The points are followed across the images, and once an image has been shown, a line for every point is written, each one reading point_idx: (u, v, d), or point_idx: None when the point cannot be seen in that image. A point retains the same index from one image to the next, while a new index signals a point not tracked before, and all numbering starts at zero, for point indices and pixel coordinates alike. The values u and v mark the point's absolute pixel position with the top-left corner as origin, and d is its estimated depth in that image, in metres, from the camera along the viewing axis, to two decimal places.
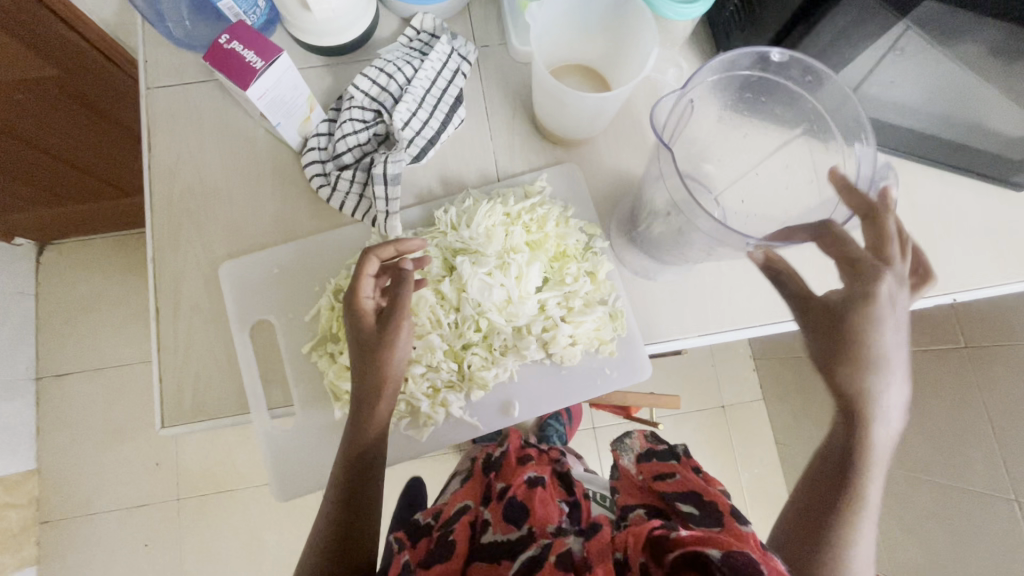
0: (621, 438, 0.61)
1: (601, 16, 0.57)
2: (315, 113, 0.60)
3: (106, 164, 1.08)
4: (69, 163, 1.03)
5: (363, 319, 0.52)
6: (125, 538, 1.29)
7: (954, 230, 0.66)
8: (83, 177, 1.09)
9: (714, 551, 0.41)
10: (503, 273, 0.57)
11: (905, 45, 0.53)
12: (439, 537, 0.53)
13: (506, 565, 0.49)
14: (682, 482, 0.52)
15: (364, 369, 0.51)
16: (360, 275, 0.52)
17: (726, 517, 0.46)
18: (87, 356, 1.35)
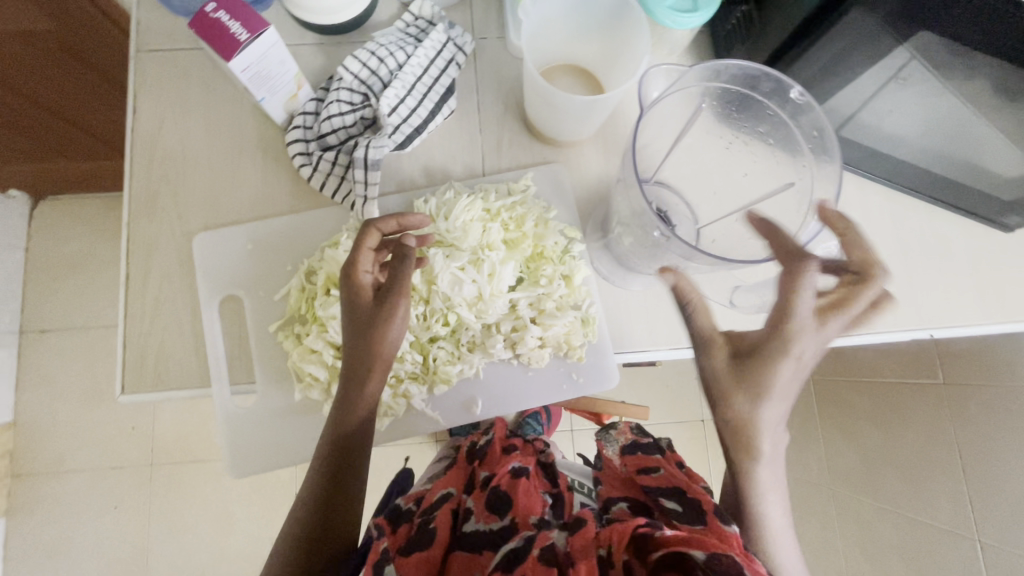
0: (609, 432, 0.64)
1: (599, 18, 0.56)
2: (303, 91, 0.60)
3: (105, 125, 1.08)
4: (66, 120, 1.03)
5: (361, 293, 0.52)
6: (94, 498, 1.29)
7: (938, 266, 0.65)
8: (80, 135, 1.09)
9: (697, 554, 0.41)
10: (475, 269, 0.57)
11: (907, 75, 0.52)
12: (420, 526, 0.55)
13: (487, 554, 0.53)
14: (665, 476, 0.53)
15: (358, 343, 0.51)
16: (361, 248, 0.51)
17: (709, 516, 0.46)
18: (72, 314, 1.35)
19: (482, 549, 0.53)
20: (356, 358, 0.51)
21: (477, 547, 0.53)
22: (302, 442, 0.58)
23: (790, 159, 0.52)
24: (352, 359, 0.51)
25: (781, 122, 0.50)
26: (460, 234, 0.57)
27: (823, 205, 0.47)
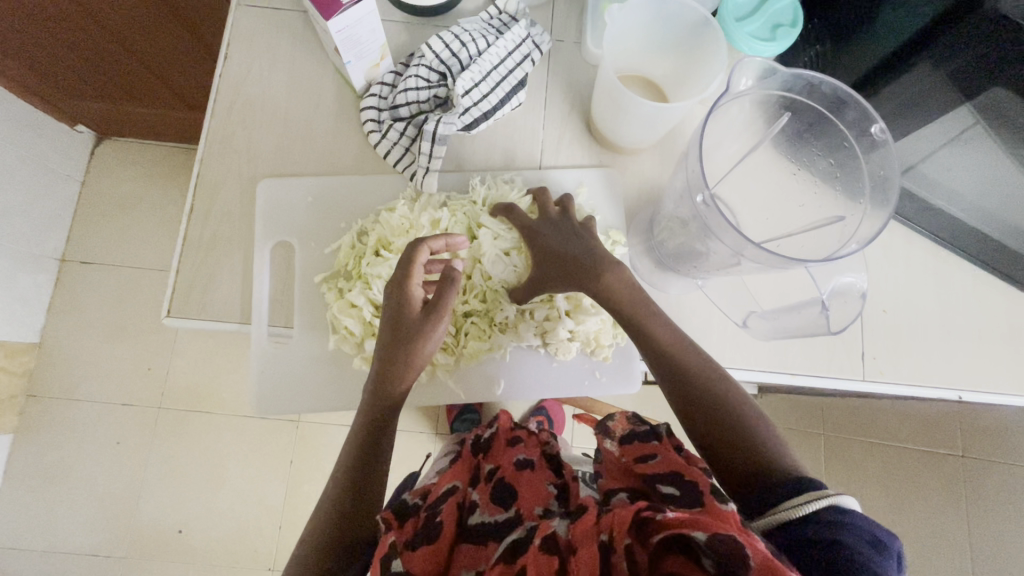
0: (603, 421, 0.62)
1: (677, 35, 0.58)
2: (385, 62, 0.63)
3: (182, 79, 1.13)
4: (148, 68, 1.08)
5: (408, 305, 0.53)
6: (100, 430, 1.32)
7: (976, 329, 0.64)
8: (157, 84, 1.15)
9: (698, 534, 0.41)
10: (509, 254, 0.60)
11: (970, 137, 0.54)
12: (426, 518, 0.52)
13: (493, 546, 0.51)
14: (664, 463, 0.53)
15: (395, 351, 0.52)
16: (414, 263, 0.53)
17: (708, 498, 0.45)
18: (113, 250, 1.40)
19: (487, 540, 0.51)
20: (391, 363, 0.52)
21: (483, 537, 0.52)
22: (327, 391, 0.60)
23: (849, 197, 0.52)
24: (382, 363, 0.53)
25: (853, 156, 0.51)
26: (496, 220, 0.59)
27: (867, 235, 0.47)
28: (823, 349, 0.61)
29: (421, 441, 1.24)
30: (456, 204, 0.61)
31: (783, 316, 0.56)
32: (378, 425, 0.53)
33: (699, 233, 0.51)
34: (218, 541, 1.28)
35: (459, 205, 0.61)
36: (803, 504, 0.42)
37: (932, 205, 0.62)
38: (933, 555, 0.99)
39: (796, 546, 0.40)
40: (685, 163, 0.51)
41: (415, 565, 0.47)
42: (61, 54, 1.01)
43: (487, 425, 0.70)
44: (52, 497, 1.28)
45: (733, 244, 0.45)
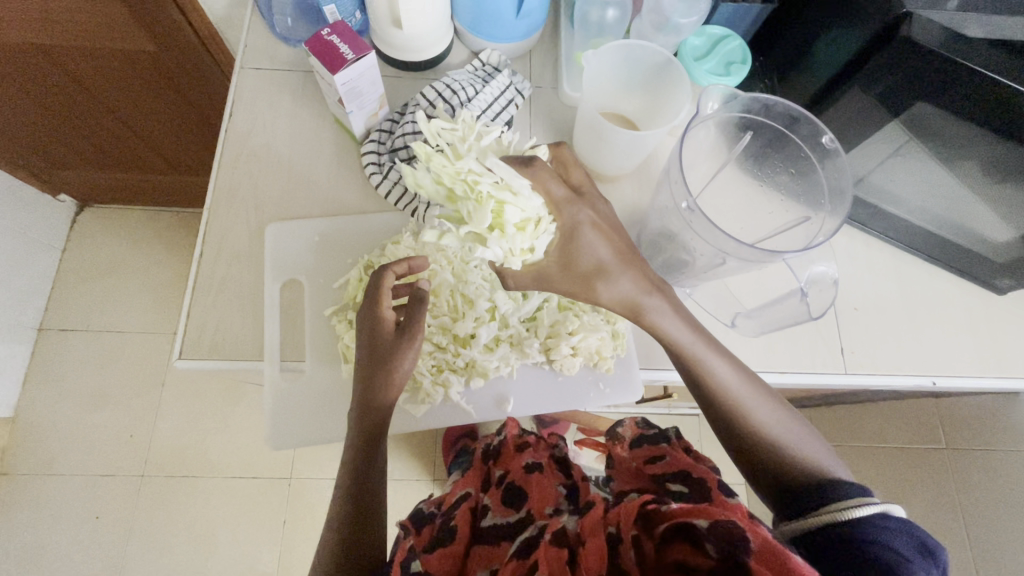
0: (615, 428, 0.67)
1: (646, 72, 0.66)
2: (382, 111, 0.68)
3: (171, 144, 1.17)
4: (136, 132, 1.12)
5: (380, 330, 0.55)
6: (78, 505, 1.25)
7: (937, 318, 0.71)
8: (146, 149, 1.18)
9: (699, 521, 0.45)
10: (526, 232, 0.48)
11: (909, 151, 0.61)
12: (441, 523, 0.58)
13: (505, 545, 0.56)
14: (671, 462, 0.58)
15: (371, 368, 0.55)
16: (381, 289, 0.56)
17: (715, 493, 0.52)
18: (95, 317, 1.38)
19: (499, 541, 0.57)
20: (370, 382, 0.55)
21: (495, 539, 0.57)
22: (341, 420, 0.61)
23: (812, 202, 0.59)
24: (366, 384, 0.55)
25: (811, 165, 0.58)
26: (518, 180, 0.45)
27: (830, 229, 0.54)
28: (806, 346, 0.66)
29: (420, 488, 1.22)
30: (439, 160, 0.47)
31: (768, 311, 0.63)
32: (372, 437, 0.55)
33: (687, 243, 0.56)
34: None
35: (442, 162, 0.48)
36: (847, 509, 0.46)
37: (884, 211, 0.69)
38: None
39: (838, 540, 0.45)
40: (667, 178, 0.56)
41: (431, 566, 0.52)
42: (53, 120, 1.05)
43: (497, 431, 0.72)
44: None
45: (723, 244, 0.50)
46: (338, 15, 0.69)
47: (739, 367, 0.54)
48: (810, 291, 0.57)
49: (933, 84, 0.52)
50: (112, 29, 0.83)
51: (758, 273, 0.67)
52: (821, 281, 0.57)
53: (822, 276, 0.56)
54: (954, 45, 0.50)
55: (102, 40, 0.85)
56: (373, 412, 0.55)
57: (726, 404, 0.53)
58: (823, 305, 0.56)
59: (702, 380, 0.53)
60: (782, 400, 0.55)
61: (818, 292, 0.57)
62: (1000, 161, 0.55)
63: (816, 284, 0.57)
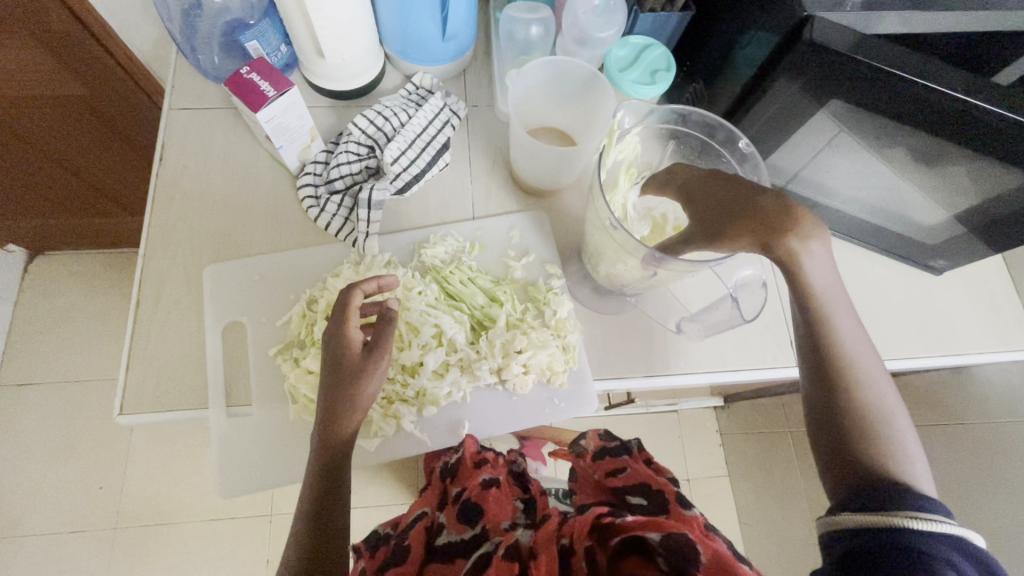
0: (578, 441, 0.66)
1: (574, 88, 0.66)
2: (315, 143, 0.68)
3: (118, 185, 1.14)
4: (77, 176, 1.08)
5: (347, 351, 0.53)
6: (48, 566, 1.17)
7: (878, 302, 0.73)
8: (92, 193, 1.15)
9: (654, 535, 0.46)
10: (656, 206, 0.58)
11: (839, 142, 0.62)
12: (395, 544, 0.60)
13: (459, 563, 0.57)
14: (633, 475, 0.58)
15: (336, 394, 0.53)
16: (349, 307, 0.54)
17: (671, 506, 0.53)
18: (53, 368, 1.31)
19: (454, 558, 0.57)
20: (333, 410, 0.53)
21: (449, 557, 0.58)
22: (296, 459, 0.60)
23: None
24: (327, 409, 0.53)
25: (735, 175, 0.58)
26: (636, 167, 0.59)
27: None
28: (757, 340, 0.66)
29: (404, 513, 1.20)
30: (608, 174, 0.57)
31: (709, 315, 0.64)
32: (331, 471, 0.53)
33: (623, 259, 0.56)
34: None
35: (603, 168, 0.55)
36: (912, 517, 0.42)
37: (819, 203, 0.71)
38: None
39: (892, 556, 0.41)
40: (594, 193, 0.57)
41: None
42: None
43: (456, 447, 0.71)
44: None
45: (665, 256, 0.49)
46: (261, 51, 0.67)
47: (869, 347, 0.49)
48: (741, 296, 0.61)
49: (846, 82, 0.54)
50: (39, 76, 0.81)
51: (698, 277, 0.68)
52: (746, 286, 0.60)
53: (750, 281, 0.60)
54: (859, 44, 0.51)
55: (28, 87, 0.82)
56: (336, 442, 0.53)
57: (840, 377, 0.48)
58: (756, 308, 0.59)
59: (826, 344, 0.49)
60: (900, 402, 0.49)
61: (748, 296, 0.60)
62: (915, 152, 0.57)
63: (745, 289, 0.61)
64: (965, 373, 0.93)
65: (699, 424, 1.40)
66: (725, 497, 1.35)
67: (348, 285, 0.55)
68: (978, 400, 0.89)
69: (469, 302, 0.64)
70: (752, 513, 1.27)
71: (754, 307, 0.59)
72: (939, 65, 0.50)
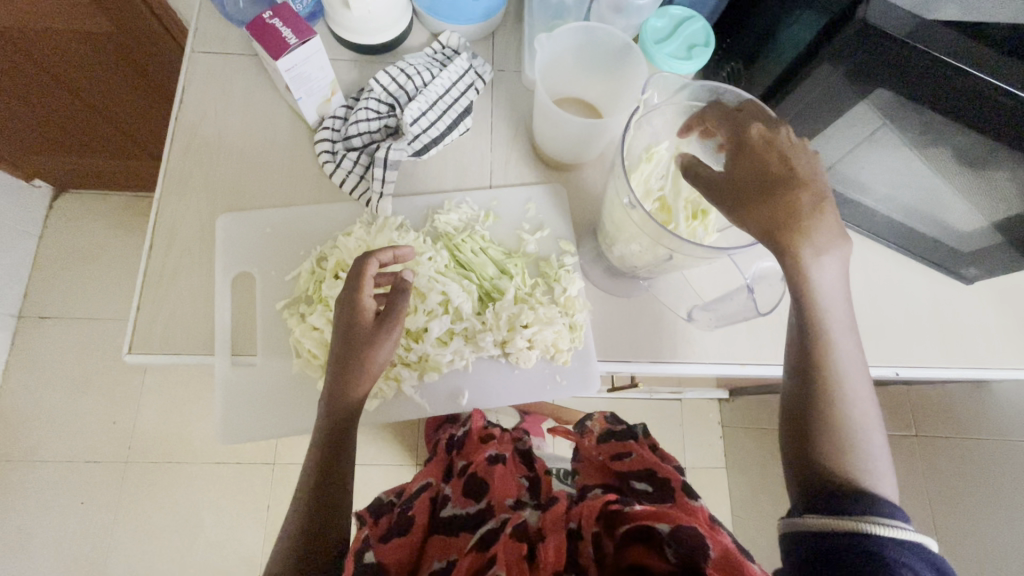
0: (584, 421, 0.67)
1: (604, 59, 0.63)
2: (335, 97, 0.66)
3: (146, 129, 1.13)
4: (107, 117, 1.08)
5: (358, 319, 0.54)
6: (63, 491, 1.22)
7: (901, 307, 0.70)
8: (121, 136, 1.15)
9: (663, 526, 0.46)
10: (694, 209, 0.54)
11: (879, 137, 0.59)
12: (399, 513, 0.57)
13: (464, 535, 0.56)
14: (639, 460, 0.58)
15: (346, 360, 0.53)
16: (363, 276, 0.54)
17: (677, 494, 0.53)
18: (75, 303, 1.33)
19: (459, 531, 0.56)
20: (345, 374, 0.53)
21: (454, 530, 0.56)
22: (297, 412, 0.61)
23: None
24: (339, 372, 0.54)
25: None
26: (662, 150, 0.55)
27: None
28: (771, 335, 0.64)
29: (402, 473, 1.22)
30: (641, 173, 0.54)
31: (723, 305, 0.63)
32: (338, 435, 0.54)
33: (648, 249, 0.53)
34: None
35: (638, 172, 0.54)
36: (866, 521, 0.42)
37: (852, 200, 0.68)
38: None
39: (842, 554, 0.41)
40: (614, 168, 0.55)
41: (388, 557, 0.52)
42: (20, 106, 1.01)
43: (461, 423, 0.72)
44: (12, 569, 1.17)
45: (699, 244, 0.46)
46: None
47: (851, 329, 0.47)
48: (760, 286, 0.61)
49: (897, 71, 0.50)
50: (66, 10, 0.79)
51: (723, 262, 0.65)
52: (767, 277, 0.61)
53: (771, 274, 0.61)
54: (915, 30, 0.48)
55: (55, 20, 0.81)
56: (343, 405, 0.54)
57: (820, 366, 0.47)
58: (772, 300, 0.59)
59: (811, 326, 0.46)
60: (872, 391, 0.48)
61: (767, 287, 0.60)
62: (961, 152, 0.54)
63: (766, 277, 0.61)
64: (983, 389, 0.90)
65: (701, 414, 1.40)
66: (720, 489, 1.35)
67: (365, 252, 0.55)
68: (993, 417, 0.87)
69: (478, 272, 0.64)
70: (746, 506, 1.28)
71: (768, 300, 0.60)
72: (1000, 58, 0.47)
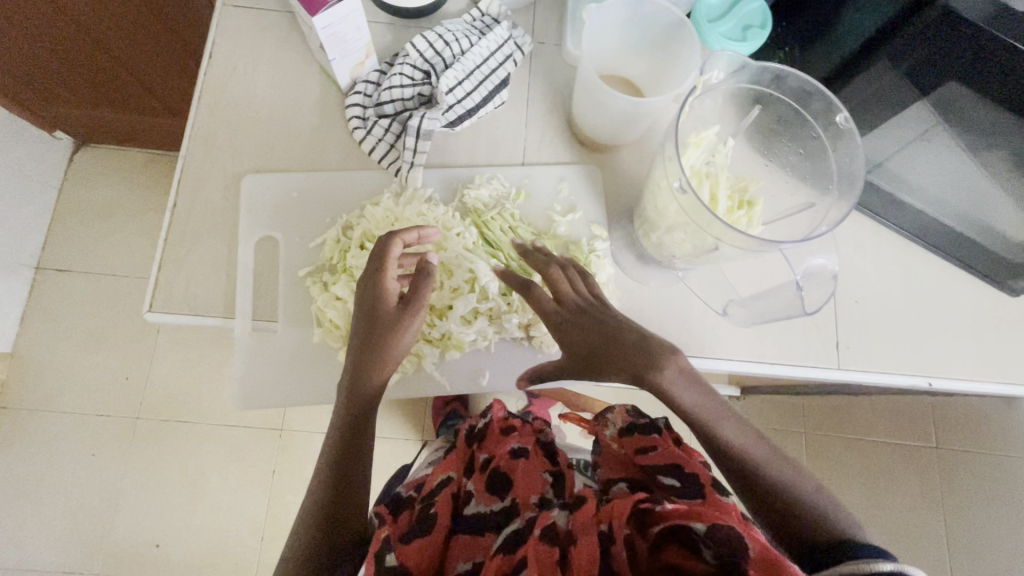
0: (603, 413, 0.65)
1: (653, 35, 0.60)
2: (369, 60, 0.64)
3: (172, 89, 1.08)
4: (141, 79, 1.03)
5: (383, 300, 0.53)
6: (73, 444, 1.20)
7: (949, 316, 0.66)
8: (146, 95, 1.10)
9: (698, 525, 0.44)
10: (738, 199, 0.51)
11: (932, 137, 0.57)
12: (420, 510, 0.54)
13: (489, 536, 0.53)
14: (663, 454, 0.56)
15: (369, 342, 0.52)
16: (388, 257, 0.53)
17: (707, 489, 0.51)
18: (91, 256, 1.29)
19: (484, 531, 0.53)
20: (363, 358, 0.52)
21: (479, 530, 0.54)
22: (315, 382, 0.60)
23: (823, 187, 0.53)
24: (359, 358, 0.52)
25: (822, 148, 0.52)
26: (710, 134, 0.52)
27: (835, 219, 0.48)
28: (802, 336, 0.63)
29: (410, 449, 1.22)
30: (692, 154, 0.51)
31: (761, 303, 0.61)
32: (356, 424, 0.52)
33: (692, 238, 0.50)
34: (199, 559, 1.16)
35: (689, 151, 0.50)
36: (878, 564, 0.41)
37: (899, 199, 0.64)
38: (928, 550, 0.98)
39: None
40: (660, 149, 0.52)
41: (410, 559, 0.48)
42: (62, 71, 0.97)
43: (480, 414, 0.69)
44: (19, 518, 1.16)
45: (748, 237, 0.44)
46: None
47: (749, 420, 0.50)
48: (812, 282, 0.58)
49: (972, 63, 0.47)
50: None
51: (773, 257, 0.63)
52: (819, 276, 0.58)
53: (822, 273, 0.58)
54: (998, 18, 0.44)
55: None
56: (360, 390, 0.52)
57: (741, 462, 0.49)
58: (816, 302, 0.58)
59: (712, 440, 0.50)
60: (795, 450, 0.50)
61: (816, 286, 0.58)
62: None
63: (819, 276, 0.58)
64: None
65: None
66: None
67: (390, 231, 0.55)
68: None
69: (505, 252, 0.62)
70: None
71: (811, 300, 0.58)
72: None
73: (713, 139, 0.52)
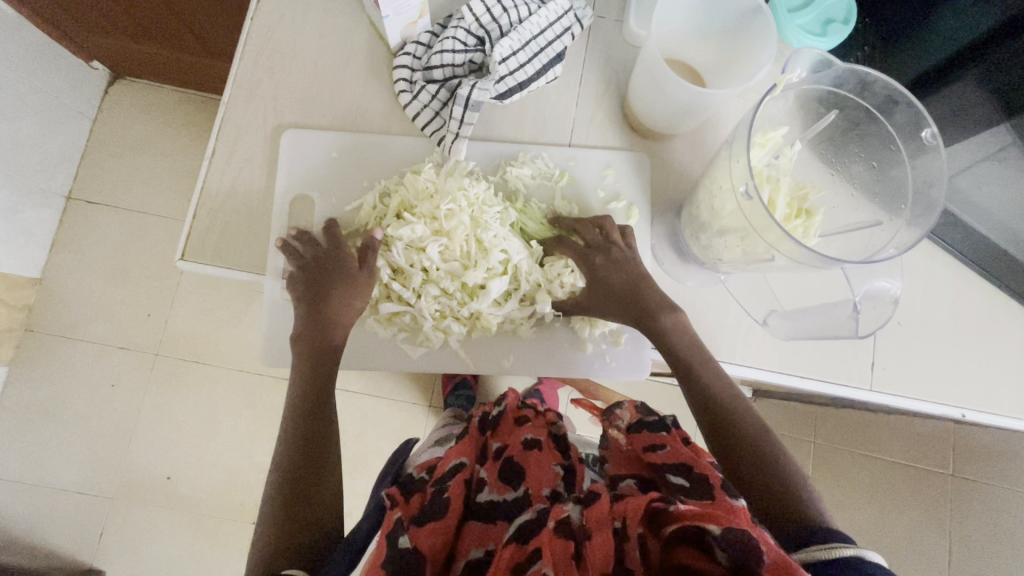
0: (613, 409, 0.64)
1: (726, 22, 0.57)
2: (422, 20, 0.61)
3: (213, 32, 1.02)
4: (180, 17, 0.98)
5: (309, 280, 0.56)
6: (95, 372, 1.22)
7: (997, 350, 0.63)
8: (186, 36, 1.05)
9: (712, 528, 0.43)
10: (801, 205, 0.49)
11: (1007, 157, 0.55)
12: (433, 494, 0.54)
13: (501, 525, 0.53)
14: (672, 453, 0.53)
15: (311, 325, 0.56)
16: (304, 241, 0.58)
17: (717, 490, 0.47)
18: (120, 190, 1.28)
19: (496, 520, 0.53)
20: (304, 330, 0.55)
21: (492, 517, 0.53)
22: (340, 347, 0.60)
23: (890, 206, 0.51)
24: (303, 330, 0.56)
25: (898, 162, 0.50)
26: (778, 131, 0.49)
27: (905, 240, 0.46)
28: (837, 354, 0.61)
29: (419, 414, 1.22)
30: (758, 153, 0.48)
31: (806, 317, 0.58)
32: (309, 394, 0.55)
33: (749, 247, 0.48)
34: (208, 496, 1.20)
35: (757, 149, 0.48)
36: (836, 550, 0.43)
37: (962, 221, 0.61)
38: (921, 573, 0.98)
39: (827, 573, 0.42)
40: (726, 145, 0.49)
41: (422, 540, 0.48)
42: None
43: (494, 403, 0.70)
44: (41, 436, 1.19)
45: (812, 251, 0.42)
46: None
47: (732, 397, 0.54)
48: (871, 305, 0.53)
49: None
50: None
51: (819, 276, 0.61)
52: (879, 300, 0.52)
53: (885, 297, 0.52)
54: None
55: None
56: (313, 359, 0.55)
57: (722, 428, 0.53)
58: (874, 324, 0.52)
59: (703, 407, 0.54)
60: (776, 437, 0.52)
61: (874, 312, 0.53)
62: None
63: (882, 300, 0.52)
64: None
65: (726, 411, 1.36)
66: None
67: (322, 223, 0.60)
68: None
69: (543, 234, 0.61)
70: None
71: (868, 326, 0.53)
72: None
73: (780, 141, 0.50)
